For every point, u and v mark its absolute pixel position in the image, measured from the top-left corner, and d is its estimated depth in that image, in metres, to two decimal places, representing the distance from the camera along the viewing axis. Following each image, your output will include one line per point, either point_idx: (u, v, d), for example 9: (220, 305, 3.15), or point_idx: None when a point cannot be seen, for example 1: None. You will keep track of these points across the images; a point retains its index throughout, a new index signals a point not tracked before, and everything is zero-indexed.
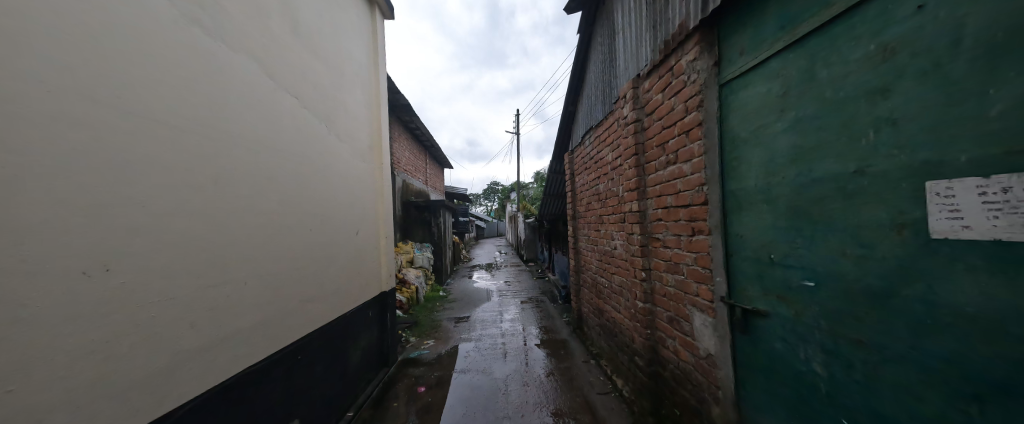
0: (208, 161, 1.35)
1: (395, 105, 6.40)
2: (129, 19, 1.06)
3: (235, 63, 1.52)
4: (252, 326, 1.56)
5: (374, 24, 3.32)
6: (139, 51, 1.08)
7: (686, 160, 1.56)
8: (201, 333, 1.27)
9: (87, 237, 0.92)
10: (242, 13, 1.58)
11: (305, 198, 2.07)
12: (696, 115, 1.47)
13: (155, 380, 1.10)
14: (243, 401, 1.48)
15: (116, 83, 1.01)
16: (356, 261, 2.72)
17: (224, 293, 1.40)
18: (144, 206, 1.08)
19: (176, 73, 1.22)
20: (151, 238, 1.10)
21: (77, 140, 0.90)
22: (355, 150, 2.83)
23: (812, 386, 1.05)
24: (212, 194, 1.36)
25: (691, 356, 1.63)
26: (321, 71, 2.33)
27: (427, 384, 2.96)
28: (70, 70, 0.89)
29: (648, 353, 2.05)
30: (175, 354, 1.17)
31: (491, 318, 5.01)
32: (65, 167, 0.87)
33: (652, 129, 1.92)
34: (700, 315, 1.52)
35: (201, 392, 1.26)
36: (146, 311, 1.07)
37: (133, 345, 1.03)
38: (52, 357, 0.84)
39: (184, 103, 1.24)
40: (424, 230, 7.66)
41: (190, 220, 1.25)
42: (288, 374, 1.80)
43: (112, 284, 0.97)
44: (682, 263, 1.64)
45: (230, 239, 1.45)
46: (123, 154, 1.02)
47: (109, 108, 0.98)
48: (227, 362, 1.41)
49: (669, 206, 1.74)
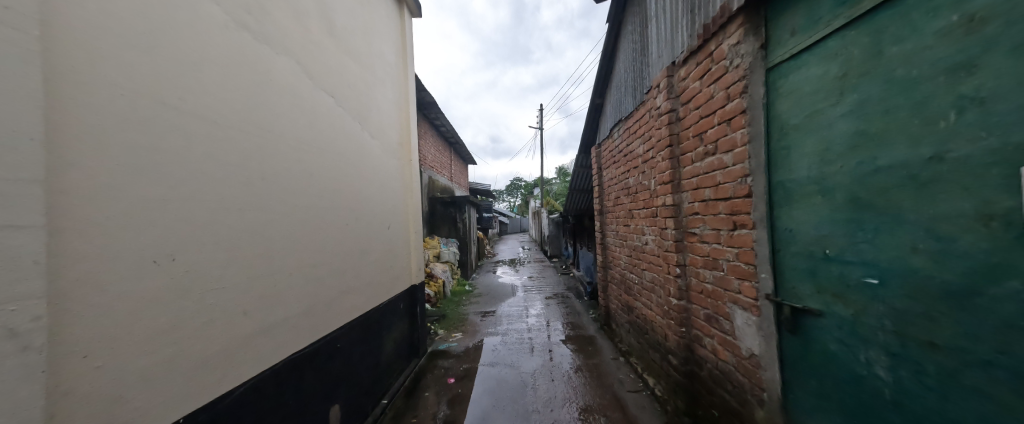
0: (254, 158, 1.46)
1: (422, 103, 6.61)
2: (189, 31, 1.16)
3: (277, 66, 1.63)
4: (297, 315, 1.70)
5: (402, 21, 3.42)
6: (196, 57, 1.19)
7: (727, 150, 1.49)
8: (248, 322, 1.39)
9: (156, 229, 1.03)
10: (284, 16, 1.69)
11: (343, 195, 2.20)
12: (739, 103, 1.40)
13: (217, 361, 1.23)
14: (289, 384, 1.61)
15: (178, 88, 1.12)
16: (388, 254, 2.85)
17: (272, 283, 1.53)
18: (205, 202, 1.20)
19: (226, 77, 1.33)
20: (210, 232, 1.22)
21: (148, 140, 1.01)
22: (387, 146, 2.96)
23: (873, 392, 0.97)
24: (261, 191, 1.49)
25: (731, 355, 1.57)
26: (355, 70, 2.45)
27: (456, 375, 3.06)
28: (140, 75, 1.00)
29: (682, 352, 1.99)
30: (230, 340, 1.29)
31: (517, 312, 5.07)
32: (143, 166, 0.99)
33: (688, 119, 1.84)
34: (742, 313, 1.45)
35: (250, 376, 1.38)
36: (207, 297, 1.19)
37: (192, 330, 1.13)
38: (129, 337, 0.94)
39: (234, 103, 1.36)
40: (449, 225, 7.85)
41: (241, 215, 1.37)
42: (326, 363, 1.91)
43: (177, 271, 1.09)
44: (721, 259, 1.58)
45: (276, 233, 1.57)
46: (185, 153, 1.13)
47: (171, 110, 1.09)
48: (277, 348, 1.55)
49: (707, 199, 1.67)
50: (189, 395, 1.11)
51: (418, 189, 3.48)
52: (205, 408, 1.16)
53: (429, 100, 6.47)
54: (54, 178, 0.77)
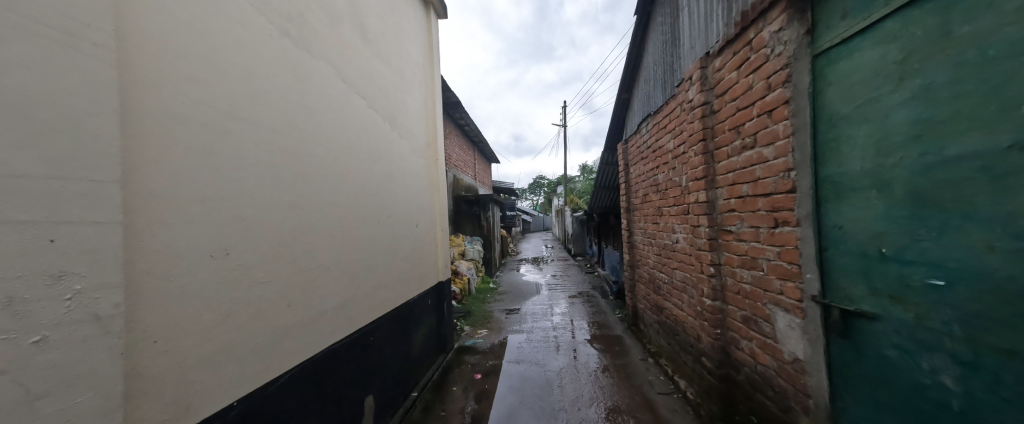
0: (294, 159, 1.57)
1: (447, 102, 6.77)
2: (234, 42, 1.25)
3: (315, 71, 1.74)
4: (334, 308, 1.82)
5: (429, 23, 3.53)
6: (242, 65, 1.28)
7: (768, 143, 1.41)
8: (290, 314, 1.50)
9: (212, 226, 1.12)
10: (320, 23, 1.80)
11: (374, 193, 2.32)
12: (781, 93, 1.32)
13: (264, 350, 1.34)
14: (328, 373, 1.73)
15: (228, 94, 1.22)
16: (416, 250, 2.97)
17: (311, 277, 1.64)
18: (253, 202, 1.31)
19: (270, 83, 1.43)
20: (258, 228, 1.33)
21: (204, 144, 1.10)
22: (415, 146, 3.08)
23: (938, 404, 0.89)
24: (301, 189, 1.60)
25: (771, 359, 1.49)
26: (384, 72, 2.56)
27: (482, 371, 3.14)
28: (196, 83, 1.09)
29: (717, 355, 1.91)
30: (275, 330, 1.40)
31: (542, 310, 5.09)
32: (200, 169, 1.09)
33: (723, 112, 1.77)
34: (784, 315, 1.38)
35: (292, 365, 1.49)
36: (255, 290, 1.30)
37: (243, 320, 1.24)
38: (192, 326, 1.04)
39: (277, 107, 1.47)
40: (474, 223, 8.00)
41: (284, 213, 1.48)
42: (360, 355, 2.03)
43: (230, 264, 1.19)
44: (761, 258, 1.50)
45: (314, 230, 1.69)
46: (234, 154, 1.23)
47: (223, 115, 1.19)
48: (317, 340, 1.67)
49: (745, 196, 1.59)
50: (240, 380, 1.22)
51: (445, 187, 3.58)
52: (251, 394, 1.26)
53: (454, 99, 6.62)
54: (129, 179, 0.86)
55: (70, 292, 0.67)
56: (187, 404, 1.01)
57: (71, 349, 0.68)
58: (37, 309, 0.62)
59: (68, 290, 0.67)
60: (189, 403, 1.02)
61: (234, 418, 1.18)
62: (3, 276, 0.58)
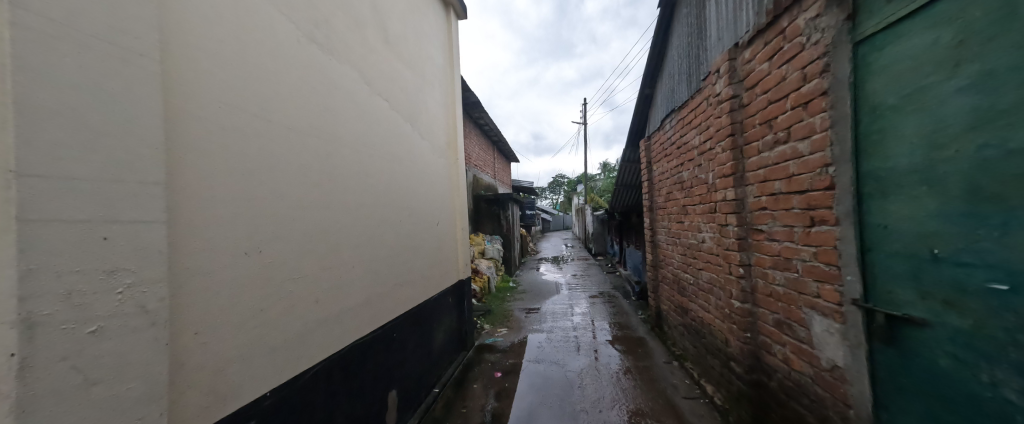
0: (322, 161, 1.65)
1: (467, 102, 6.87)
2: (268, 49, 1.33)
3: (340, 75, 1.82)
4: (359, 304, 1.90)
5: (448, 24, 3.60)
6: (274, 71, 1.35)
7: (803, 137, 1.33)
8: (320, 309, 1.58)
9: (250, 225, 1.19)
10: (344, 29, 1.89)
11: (395, 192, 2.39)
12: (819, 84, 1.25)
13: (297, 343, 1.41)
14: (355, 367, 1.81)
15: (262, 99, 1.28)
16: (437, 248, 3.04)
17: (338, 274, 1.72)
18: (287, 202, 1.39)
19: (300, 88, 1.51)
20: (291, 227, 1.41)
21: (241, 147, 1.17)
22: (435, 146, 3.15)
23: (1003, 420, 0.81)
24: (328, 190, 1.68)
25: (807, 366, 1.41)
26: (405, 74, 2.64)
27: (503, 370, 3.18)
28: (233, 89, 1.15)
29: (747, 360, 1.83)
30: (306, 324, 1.48)
31: (562, 310, 5.06)
32: (238, 171, 1.15)
33: (753, 105, 1.68)
34: (822, 320, 1.30)
35: (321, 358, 1.55)
36: (287, 285, 1.37)
37: (276, 314, 1.30)
38: (231, 319, 1.10)
39: (307, 111, 1.55)
40: (493, 222, 8.07)
41: (314, 212, 1.56)
42: (384, 350, 2.11)
43: (265, 261, 1.26)
44: (795, 258, 1.42)
45: (341, 229, 1.77)
46: (269, 156, 1.30)
47: (257, 119, 1.25)
48: (344, 334, 1.75)
49: (778, 193, 1.51)
50: (274, 372, 1.29)
51: (464, 186, 3.65)
52: (283, 385, 1.32)
53: (473, 99, 6.71)
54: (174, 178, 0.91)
55: (121, 285, 0.71)
56: (227, 393, 1.07)
57: (124, 338, 0.72)
58: (93, 301, 0.66)
59: (119, 284, 0.71)
60: (228, 392, 1.08)
61: (267, 408, 1.24)
62: (63, 271, 0.62)
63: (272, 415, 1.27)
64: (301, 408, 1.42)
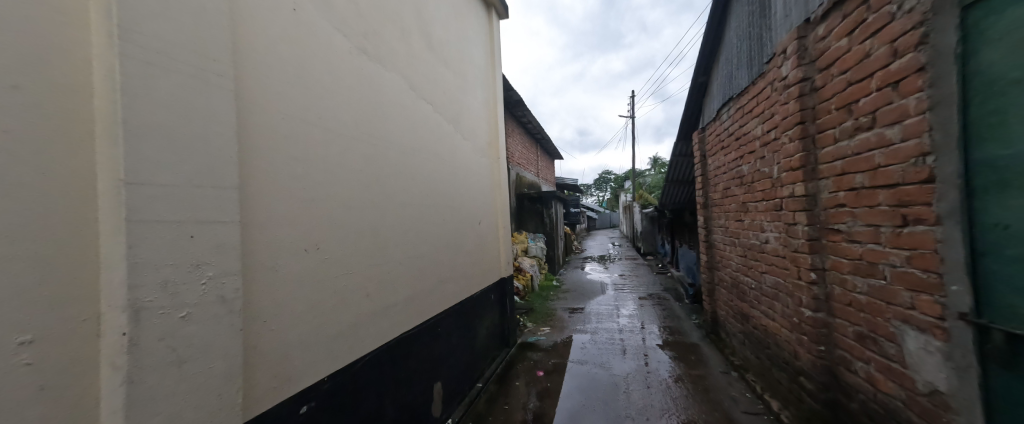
0: (372, 165, 1.85)
1: (511, 102, 7.02)
2: (323, 63, 1.53)
3: (387, 82, 2.02)
4: (405, 299, 2.08)
5: (491, 25, 3.75)
6: (329, 82, 1.55)
7: (892, 122, 1.15)
8: (370, 302, 1.77)
9: (308, 223, 1.40)
10: (392, 39, 2.09)
11: (439, 193, 2.56)
12: (913, 60, 1.06)
13: (351, 332, 1.61)
14: (402, 356, 2.00)
15: (318, 109, 1.49)
16: (478, 245, 3.18)
17: (386, 268, 1.92)
18: (341, 204, 1.59)
19: (352, 96, 1.71)
20: (344, 227, 1.60)
21: (298, 155, 1.36)
22: (476, 146, 3.30)
23: None
24: (377, 191, 1.87)
25: (899, 389, 1.22)
26: (448, 77, 2.81)
27: (545, 369, 3.23)
28: (295, 101, 1.36)
29: (821, 376, 1.62)
30: (358, 316, 1.68)
31: (608, 311, 4.92)
32: (298, 183, 1.36)
33: (828, 88, 1.48)
34: (917, 336, 1.11)
35: (371, 348, 1.74)
36: (341, 278, 1.56)
37: (331, 306, 1.50)
38: (292, 309, 1.29)
39: (358, 119, 1.75)
40: (537, 220, 8.13)
41: (365, 212, 1.76)
42: (429, 343, 2.29)
43: (322, 257, 1.45)
44: (882, 264, 1.23)
45: (388, 227, 1.96)
46: (324, 160, 1.50)
47: (315, 127, 1.46)
48: (392, 326, 1.94)
49: (860, 188, 1.32)
50: (331, 358, 1.49)
51: (506, 184, 3.75)
52: (338, 371, 1.51)
53: (517, 98, 6.83)
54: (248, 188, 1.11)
55: (204, 277, 0.86)
56: (290, 376, 1.27)
57: (206, 323, 0.87)
58: (183, 291, 0.81)
59: (202, 276, 0.86)
60: (290, 375, 1.28)
61: (326, 390, 1.44)
62: (160, 264, 0.76)
63: (330, 398, 1.46)
64: (356, 391, 1.62)
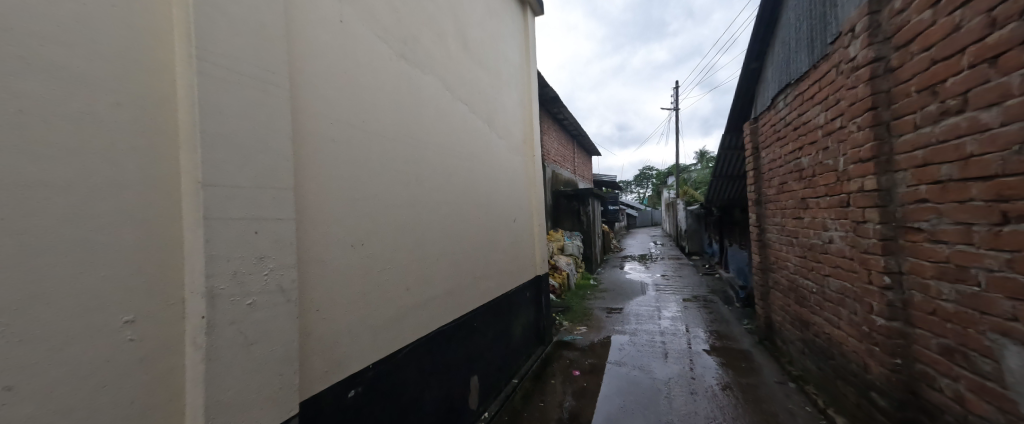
0: (411, 165, 2.00)
1: (545, 99, 7.01)
2: (365, 71, 1.69)
3: (425, 85, 2.17)
4: (442, 294, 2.22)
5: (525, 22, 3.80)
6: (371, 89, 1.72)
7: (989, 104, 0.99)
8: (409, 296, 1.92)
9: (354, 218, 1.56)
10: (429, 43, 2.23)
11: (473, 192, 2.67)
12: (1017, 30, 0.90)
13: (391, 324, 1.77)
14: (440, 349, 2.15)
15: (362, 113, 1.66)
16: (513, 243, 3.26)
17: (424, 263, 2.06)
18: (381, 200, 1.75)
19: (393, 101, 1.88)
20: (385, 223, 1.76)
21: (344, 157, 1.53)
22: (511, 144, 3.38)
23: None
24: (415, 190, 2.03)
25: (996, 411, 1.06)
26: (482, 77, 2.92)
27: (581, 369, 3.22)
28: (342, 108, 1.53)
29: (897, 392, 1.45)
30: (398, 309, 1.83)
31: (648, 312, 4.74)
32: (344, 187, 1.52)
33: (906, 68, 1.31)
34: (1020, 352, 0.95)
35: (410, 340, 1.90)
36: (381, 270, 1.72)
37: (375, 298, 1.67)
38: (340, 301, 1.47)
39: (398, 122, 1.92)
40: (573, 218, 8.04)
41: (405, 209, 1.92)
42: (465, 337, 2.42)
43: (365, 251, 1.62)
44: (976, 268, 1.07)
45: (426, 225, 2.10)
46: (366, 160, 1.67)
47: (359, 131, 1.63)
48: (430, 320, 2.09)
49: (947, 180, 1.15)
50: (375, 348, 1.65)
51: (540, 181, 3.80)
52: (381, 360, 1.69)
53: (552, 95, 6.80)
54: (302, 193, 1.28)
55: (267, 268, 1.00)
56: (340, 362, 1.45)
57: (268, 309, 1.00)
58: (251, 279, 0.95)
59: (265, 267, 1.00)
60: (340, 360, 1.46)
61: (371, 377, 1.62)
62: (231, 256, 0.88)
63: (374, 384, 1.64)
64: (397, 379, 1.80)
